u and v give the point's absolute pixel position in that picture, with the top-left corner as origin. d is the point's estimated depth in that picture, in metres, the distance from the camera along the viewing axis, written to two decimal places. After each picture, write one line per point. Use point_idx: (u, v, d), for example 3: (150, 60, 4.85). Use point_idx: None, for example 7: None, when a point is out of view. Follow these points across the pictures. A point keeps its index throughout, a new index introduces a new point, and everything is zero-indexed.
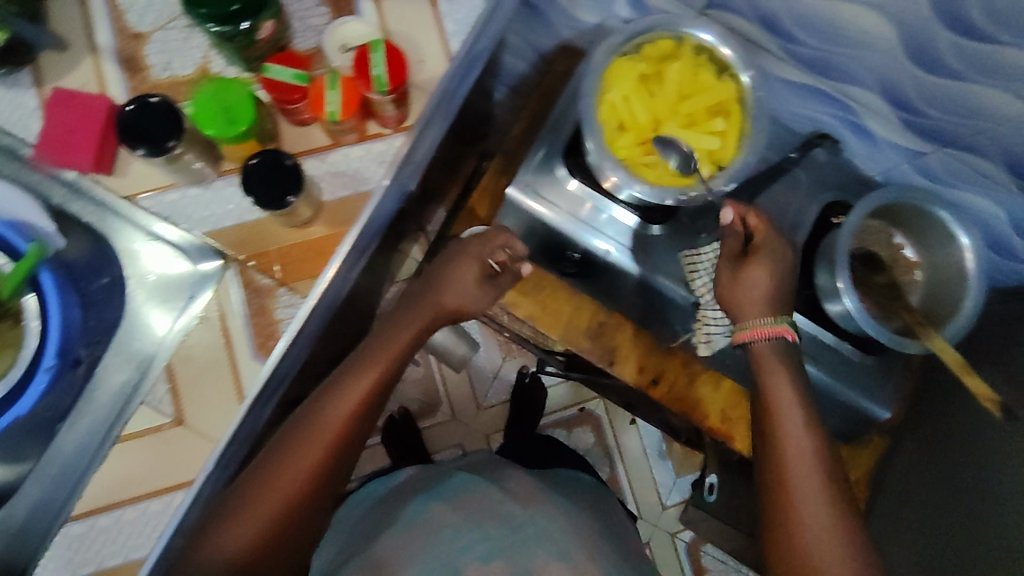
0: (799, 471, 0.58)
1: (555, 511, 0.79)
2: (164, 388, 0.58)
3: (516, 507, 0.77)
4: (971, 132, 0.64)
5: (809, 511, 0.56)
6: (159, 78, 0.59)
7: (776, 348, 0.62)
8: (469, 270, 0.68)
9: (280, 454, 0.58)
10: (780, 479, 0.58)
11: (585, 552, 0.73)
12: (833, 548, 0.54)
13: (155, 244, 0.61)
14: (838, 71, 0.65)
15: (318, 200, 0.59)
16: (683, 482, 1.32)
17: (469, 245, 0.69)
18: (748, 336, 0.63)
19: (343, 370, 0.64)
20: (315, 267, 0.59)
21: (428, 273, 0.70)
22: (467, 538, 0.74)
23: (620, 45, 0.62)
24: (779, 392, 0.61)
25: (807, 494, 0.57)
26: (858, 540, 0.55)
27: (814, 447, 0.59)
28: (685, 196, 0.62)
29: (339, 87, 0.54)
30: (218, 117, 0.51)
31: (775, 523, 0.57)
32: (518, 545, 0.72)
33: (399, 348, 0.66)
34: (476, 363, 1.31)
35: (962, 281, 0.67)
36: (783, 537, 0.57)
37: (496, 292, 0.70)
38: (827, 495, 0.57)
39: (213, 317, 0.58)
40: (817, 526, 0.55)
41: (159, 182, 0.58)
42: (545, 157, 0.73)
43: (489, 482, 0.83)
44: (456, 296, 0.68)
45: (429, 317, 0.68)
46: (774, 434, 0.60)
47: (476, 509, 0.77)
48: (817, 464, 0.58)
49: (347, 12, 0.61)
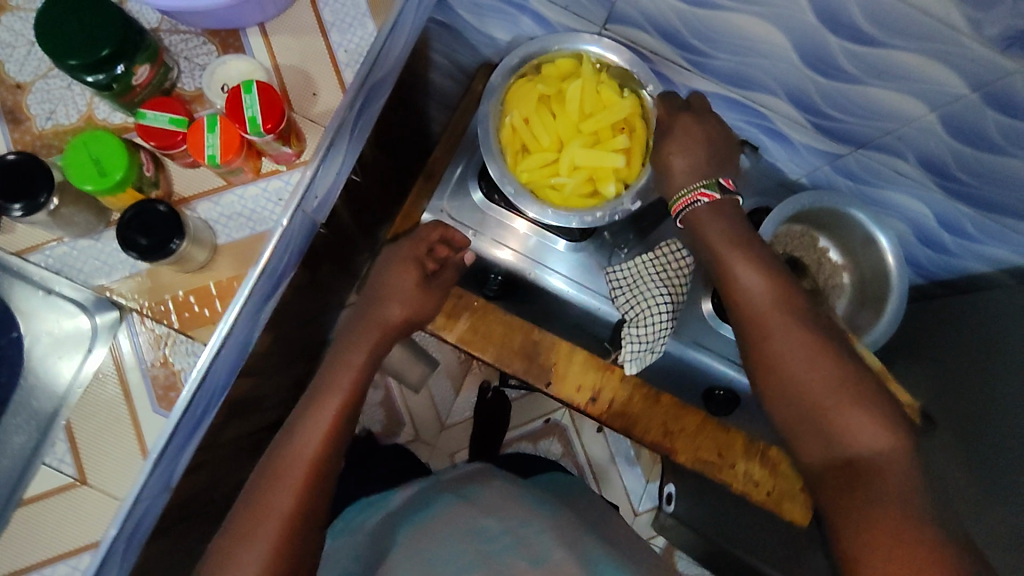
0: (777, 335, 0.53)
1: (529, 514, 0.70)
2: (65, 446, 0.57)
3: (492, 518, 0.68)
4: (881, 134, 0.65)
5: (805, 367, 0.52)
6: (43, 128, 0.57)
7: (712, 208, 0.58)
8: (409, 275, 0.69)
9: (257, 495, 0.56)
10: (765, 353, 0.54)
11: (564, 551, 0.63)
12: (845, 403, 0.50)
13: (52, 300, 0.59)
14: (743, 79, 0.65)
15: (214, 244, 0.58)
16: (654, 488, 1.28)
17: (401, 251, 0.71)
18: (682, 208, 0.59)
19: (302, 405, 0.62)
20: (213, 314, 0.58)
21: (368, 293, 0.70)
22: (444, 557, 0.63)
23: (516, 66, 0.65)
24: (730, 257, 0.56)
25: (793, 352, 0.52)
26: (865, 385, 0.51)
27: (776, 293, 0.55)
28: (590, 217, 0.64)
29: (217, 130, 0.53)
30: (90, 169, 0.51)
31: (782, 401, 0.53)
32: (495, 557, 0.62)
33: (358, 371, 0.65)
34: (436, 384, 1.26)
35: (886, 282, 0.67)
36: (792, 409, 0.52)
37: (440, 288, 0.71)
38: (814, 346, 0.52)
39: (110, 373, 0.57)
40: (819, 385, 0.51)
41: (44, 237, 0.57)
42: (461, 177, 0.77)
43: (463, 495, 0.75)
44: (402, 306, 0.68)
45: (381, 332, 0.68)
46: (740, 301, 0.55)
47: (451, 527, 0.68)
48: (789, 312, 0.54)
49: (235, 49, 0.60)
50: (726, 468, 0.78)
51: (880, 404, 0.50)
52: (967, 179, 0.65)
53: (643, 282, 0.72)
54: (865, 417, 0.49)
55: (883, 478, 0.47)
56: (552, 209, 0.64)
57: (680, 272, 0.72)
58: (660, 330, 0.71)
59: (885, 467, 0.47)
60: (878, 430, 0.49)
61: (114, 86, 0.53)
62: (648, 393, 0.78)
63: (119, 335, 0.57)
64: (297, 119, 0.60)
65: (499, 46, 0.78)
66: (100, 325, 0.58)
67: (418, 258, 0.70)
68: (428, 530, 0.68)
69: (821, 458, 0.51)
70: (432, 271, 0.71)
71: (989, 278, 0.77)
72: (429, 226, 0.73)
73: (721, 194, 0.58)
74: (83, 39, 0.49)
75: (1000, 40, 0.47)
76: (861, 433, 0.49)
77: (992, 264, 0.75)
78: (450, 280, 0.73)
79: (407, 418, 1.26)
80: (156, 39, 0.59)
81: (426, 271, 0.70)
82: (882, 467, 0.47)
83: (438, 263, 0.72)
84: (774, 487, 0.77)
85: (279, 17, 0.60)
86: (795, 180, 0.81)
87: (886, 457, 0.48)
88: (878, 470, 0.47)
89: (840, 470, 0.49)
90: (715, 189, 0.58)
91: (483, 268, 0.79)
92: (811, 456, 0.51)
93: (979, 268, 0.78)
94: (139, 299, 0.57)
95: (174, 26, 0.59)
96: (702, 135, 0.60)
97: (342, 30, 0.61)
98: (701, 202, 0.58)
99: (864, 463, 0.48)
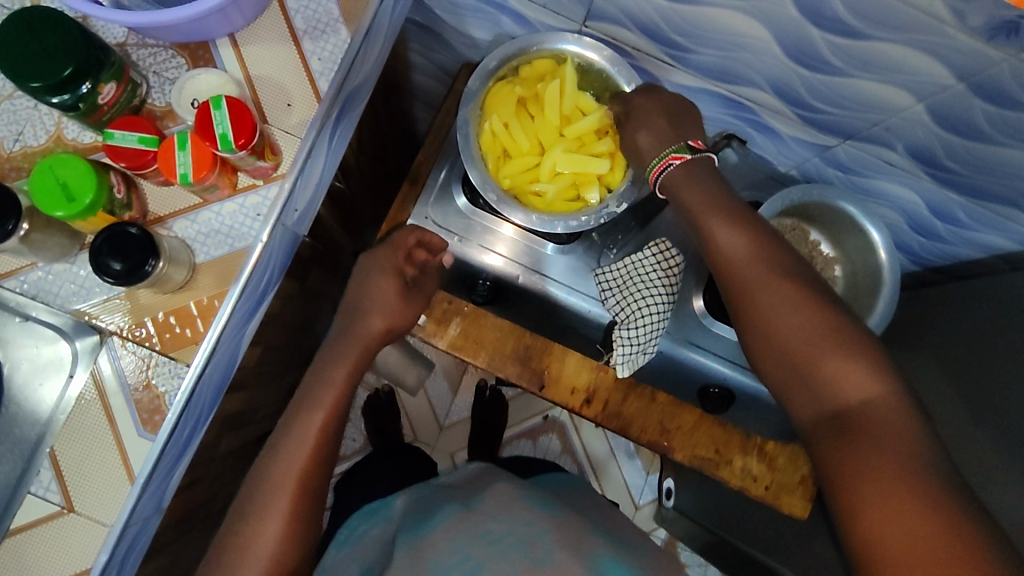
0: (762, 293, 0.53)
1: (532, 515, 0.68)
2: (50, 474, 0.56)
3: (495, 522, 0.65)
4: (869, 125, 0.64)
5: (792, 322, 0.52)
6: (11, 150, 0.55)
7: (688, 172, 0.57)
8: (389, 285, 0.67)
9: (248, 516, 0.56)
10: (754, 310, 0.54)
11: (568, 550, 0.60)
12: (829, 352, 0.50)
13: (30, 325, 0.57)
14: (728, 73, 0.64)
15: (192, 263, 0.57)
16: (654, 480, 1.28)
17: (380, 257, 0.69)
18: (658, 174, 0.58)
19: (288, 421, 0.61)
20: (195, 335, 0.57)
21: (348, 301, 0.68)
22: (450, 563, 0.60)
23: (494, 69, 0.63)
24: (708, 218, 0.56)
25: (780, 307, 0.52)
26: (853, 335, 0.51)
27: (748, 248, 0.55)
28: (575, 221, 0.63)
29: (189, 147, 0.52)
30: (56, 194, 0.49)
31: (772, 357, 0.53)
32: (502, 556, 0.59)
33: (342, 389, 0.62)
34: (433, 384, 1.26)
35: (877, 275, 0.67)
36: (783, 364, 0.52)
37: (420, 295, 0.69)
38: (800, 301, 0.52)
39: (92, 397, 0.56)
40: (808, 341, 0.51)
41: (18, 263, 0.56)
42: (445, 181, 0.76)
43: (466, 506, 0.72)
44: (383, 317, 0.67)
45: (363, 345, 0.66)
46: (723, 260, 0.55)
47: (453, 536, 0.64)
48: (763, 266, 0.54)
49: (205, 61, 0.58)
50: (723, 464, 0.77)
51: (870, 354, 0.50)
52: (957, 168, 0.64)
53: (633, 283, 0.71)
54: (856, 370, 0.49)
55: (875, 425, 0.48)
56: (535, 214, 0.63)
57: (669, 273, 0.72)
58: (651, 331, 0.70)
59: (878, 416, 0.48)
60: (868, 380, 0.49)
61: (80, 107, 0.52)
62: (642, 392, 0.77)
63: (100, 359, 0.56)
64: (271, 131, 0.58)
65: (479, 46, 0.77)
66: (81, 350, 0.56)
67: (397, 265, 0.68)
68: (429, 541, 0.65)
69: (814, 411, 0.51)
70: (412, 277, 0.70)
71: (982, 264, 0.77)
72: (405, 230, 0.71)
73: (693, 155, 0.58)
74: (46, 60, 0.48)
75: (986, 30, 0.46)
76: (853, 383, 0.49)
77: (986, 251, 0.75)
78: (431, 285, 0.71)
79: (406, 419, 1.24)
80: (123, 54, 0.57)
81: (406, 279, 0.69)
82: (875, 416, 0.48)
83: (418, 268, 0.70)
84: (772, 481, 0.77)
85: (248, 27, 0.58)
86: (784, 171, 0.80)
87: (880, 406, 0.48)
88: (872, 421, 0.48)
89: (834, 421, 0.50)
90: (687, 152, 0.58)
91: (471, 274, 0.78)
92: (805, 410, 0.52)
93: (972, 255, 0.78)
94: (120, 321, 0.57)
95: (141, 39, 0.57)
96: (661, 107, 0.59)
97: (314, 38, 0.59)
98: (674, 166, 0.58)
99: (857, 414, 0.49)
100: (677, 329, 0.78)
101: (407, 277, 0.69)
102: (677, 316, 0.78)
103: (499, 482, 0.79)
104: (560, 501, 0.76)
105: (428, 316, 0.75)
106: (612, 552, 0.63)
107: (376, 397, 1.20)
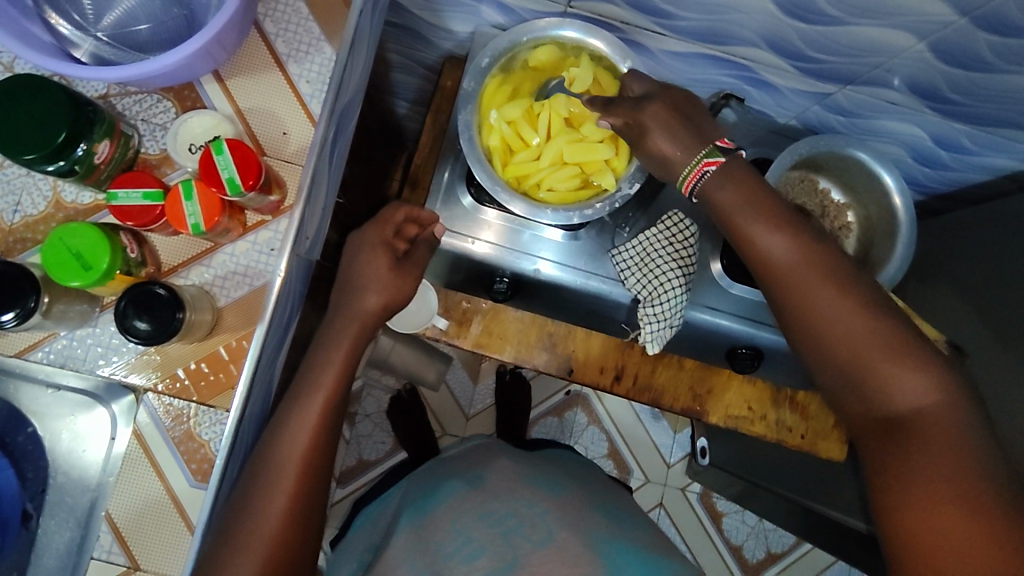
0: (814, 301, 0.52)
1: (534, 493, 0.66)
2: (110, 538, 0.55)
3: (497, 501, 0.65)
4: (869, 69, 0.63)
5: (845, 330, 0.52)
6: (12, 222, 0.54)
7: (725, 178, 0.54)
8: (381, 261, 0.64)
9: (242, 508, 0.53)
10: (809, 316, 0.53)
11: (569, 528, 0.61)
12: (883, 360, 0.51)
13: (64, 394, 0.58)
14: (720, 35, 0.63)
15: (215, 307, 0.56)
16: (682, 437, 1.30)
17: (370, 232, 0.65)
18: (693, 183, 0.55)
19: (285, 401, 0.57)
20: (229, 380, 0.56)
21: (339, 281, 0.64)
22: (453, 545, 0.61)
23: (487, 66, 0.63)
24: (751, 224, 0.54)
25: (832, 317, 0.52)
26: (903, 339, 0.51)
27: (798, 251, 0.53)
28: (589, 209, 0.63)
29: (196, 197, 0.51)
30: (72, 265, 0.49)
31: (821, 359, 0.54)
32: (503, 541, 0.60)
33: (340, 367, 0.59)
34: (454, 375, 1.26)
35: (892, 218, 0.69)
36: (831, 367, 0.53)
37: (415, 269, 0.66)
38: (857, 308, 0.51)
39: (137, 455, 0.55)
40: (860, 349, 0.51)
41: (39, 335, 0.55)
42: (450, 182, 0.75)
43: (469, 482, 0.70)
44: (378, 294, 0.62)
45: (360, 323, 0.61)
46: (768, 268, 0.54)
47: (456, 514, 0.65)
48: (819, 274, 0.52)
49: (192, 101, 0.57)
50: (759, 420, 0.78)
51: (925, 359, 0.51)
52: (960, 99, 0.64)
53: (651, 260, 0.72)
54: (913, 377, 0.50)
55: (931, 431, 0.49)
56: (548, 208, 0.63)
57: (684, 242, 0.73)
58: (676, 304, 0.71)
59: (928, 420, 0.50)
60: (922, 386, 0.50)
61: (76, 169, 0.51)
62: (670, 362, 0.77)
63: (138, 415, 0.55)
64: (272, 163, 0.57)
65: (459, 38, 0.75)
66: (118, 410, 0.56)
67: (386, 240, 0.65)
68: (434, 520, 0.66)
69: (858, 406, 0.54)
70: (402, 252, 0.66)
71: (992, 187, 0.78)
72: (392, 205, 0.68)
73: (726, 157, 0.55)
74: (34, 129, 0.47)
75: None
76: (903, 389, 0.51)
77: (994, 174, 0.76)
78: (423, 259, 0.68)
79: (430, 413, 1.25)
80: (108, 106, 0.56)
81: (397, 254, 0.66)
82: (926, 420, 0.50)
83: (408, 242, 0.67)
84: (807, 430, 0.78)
85: (230, 60, 0.57)
86: (784, 122, 0.79)
87: (932, 411, 0.50)
88: (930, 428, 0.49)
89: (877, 419, 0.53)
90: (719, 155, 0.55)
91: (489, 272, 0.78)
92: (854, 407, 0.54)
93: (978, 179, 0.78)
94: (152, 376, 0.56)
95: (123, 88, 0.56)
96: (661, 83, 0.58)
97: (298, 60, 0.58)
98: (711, 171, 0.54)
99: (900, 416, 0.51)
100: (695, 295, 0.78)
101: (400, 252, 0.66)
102: (694, 282, 0.77)
103: (501, 460, 0.75)
104: (569, 477, 0.74)
105: (449, 318, 0.75)
106: (613, 535, 0.62)
107: (398, 398, 1.20)
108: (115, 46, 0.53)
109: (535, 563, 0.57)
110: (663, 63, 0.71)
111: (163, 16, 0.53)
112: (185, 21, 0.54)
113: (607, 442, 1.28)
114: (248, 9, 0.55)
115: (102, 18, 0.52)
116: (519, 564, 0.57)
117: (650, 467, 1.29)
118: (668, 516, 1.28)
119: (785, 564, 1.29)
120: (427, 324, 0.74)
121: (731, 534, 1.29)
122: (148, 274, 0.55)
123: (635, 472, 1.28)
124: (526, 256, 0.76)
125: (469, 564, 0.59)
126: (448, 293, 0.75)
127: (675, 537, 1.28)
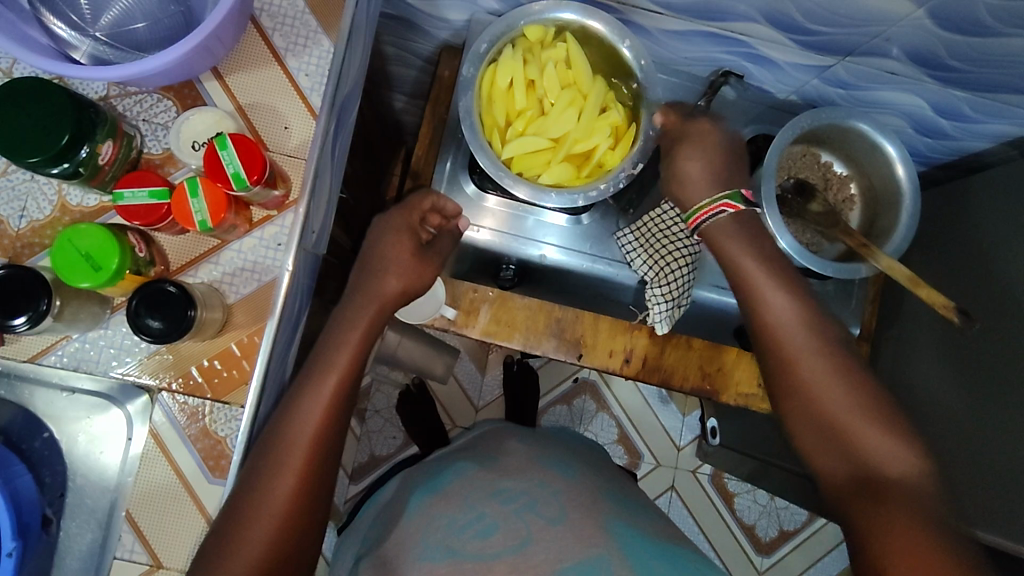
0: (804, 352, 0.56)
1: (547, 474, 0.67)
2: (132, 535, 0.55)
3: (509, 479, 0.66)
4: (868, 39, 0.62)
5: (825, 393, 0.54)
6: (18, 228, 0.54)
7: (738, 222, 0.60)
8: (403, 245, 0.64)
9: (243, 501, 0.51)
10: (787, 370, 0.56)
11: (583, 510, 0.62)
12: (870, 424, 0.52)
13: (78, 397, 0.58)
14: (716, 12, 0.62)
15: (225, 304, 0.56)
16: (691, 419, 1.30)
17: (393, 219, 0.66)
18: (708, 215, 0.60)
19: (297, 385, 0.56)
20: (242, 378, 0.57)
21: (361, 262, 0.64)
22: (464, 520, 0.62)
23: (486, 52, 0.64)
24: (761, 278, 0.59)
25: (819, 376, 0.55)
26: (880, 405, 0.53)
27: (797, 299, 0.58)
28: (593, 191, 0.64)
29: (201, 193, 0.51)
30: (81, 266, 0.49)
31: (804, 419, 0.55)
32: (516, 518, 0.60)
33: (355, 347, 0.58)
34: (462, 367, 1.26)
35: (898, 188, 0.69)
36: (816, 429, 0.54)
37: (436, 256, 0.67)
38: (842, 373, 0.55)
39: (154, 454, 0.55)
40: (846, 411, 0.53)
41: (51, 339, 0.55)
42: (452, 171, 0.76)
43: (479, 462, 0.71)
44: (398, 277, 0.63)
45: (378, 307, 0.61)
46: (765, 320, 0.58)
47: (467, 492, 0.66)
48: (814, 335, 0.56)
49: (193, 98, 0.57)
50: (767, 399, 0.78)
51: (896, 426, 0.52)
52: (960, 65, 0.64)
53: (655, 240, 0.73)
54: (887, 442, 0.51)
55: (895, 491, 0.49)
56: (553, 191, 0.63)
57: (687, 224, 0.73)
58: (682, 284, 0.71)
59: (903, 482, 0.49)
60: (896, 452, 0.51)
61: (81, 172, 0.51)
62: (679, 342, 0.77)
63: (154, 415, 0.55)
64: (276, 158, 0.57)
65: (456, 27, 0.74)
66: (133, 411, 0.56)
67: (411, 226, 0.66)
68: (445, 494, 0.67)
69: (829, 463, 0.53)
70: (426, 240, 0.67)
71: (996, 153, 0.78)
72: (421, 191, 0.67)
73: (744, 203, 0.61)
74: (38, 134, 0.47)
75: None
76: (881, 454, 0.51)
77: (995, 141, 0.76)
78: (447, 250, 0.69)
79: (440, 406, 1.24)
80: (109, 107, 0.56)
81: (421, 240, 0.66)
82: (902, 488, 0.49)
83: (432, 232, 0.68)
84: None
85: (229, 56, 0.57)
86: (784, 98, 0.79)
87: (903, 474, 0.50)
88: (898, 486, 0.49)
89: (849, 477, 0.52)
90: (739, 201, 0.60)
91: (495, 260, 0.78)
92: (825, 466, 0.53)
93: (982, 147, 0.78)
94: (165, 376, 0.56)
95: (123, 89, 0.56)
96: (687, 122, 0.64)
97: (297, 54, 0.58)
98: (727, 212, 0.60)
99: (879, 480, 0.50)
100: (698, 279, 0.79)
101: (422, 238, 0.66)
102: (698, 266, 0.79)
103: (512, 444, 0.76)
104: (576, 459, 0.75)
105: (457, 308, 0.75)
106: (623, 517, 0.63)
107: (407, 392, 1.19)
108: (114, 46, 0.53)
109: (549, 542, 0.57)
110: (662, 42, 0.71)
111: (160, 13, 0.53)
112: (183, 18, 0.54)
113: (617, 428, 1.29)
114: (246, 2, 0.55)
115: (100, 17, 0.52)
116: (532, 542, 0.57)
117: (660, 451, 1.29)
118: (680, 499, 1.29)
119: (798, 540, 1.30)
120: (435, 315, 0.74)
121: (743, 514, 1.29)
122: (158, 272, 0.55)
123: (645, 456, 1.29)
124: (531, 243, 0.77)
125: (482, 540, 0.59)
126: (456, 281, 0.75)
127: (688, 520, 1.28)
